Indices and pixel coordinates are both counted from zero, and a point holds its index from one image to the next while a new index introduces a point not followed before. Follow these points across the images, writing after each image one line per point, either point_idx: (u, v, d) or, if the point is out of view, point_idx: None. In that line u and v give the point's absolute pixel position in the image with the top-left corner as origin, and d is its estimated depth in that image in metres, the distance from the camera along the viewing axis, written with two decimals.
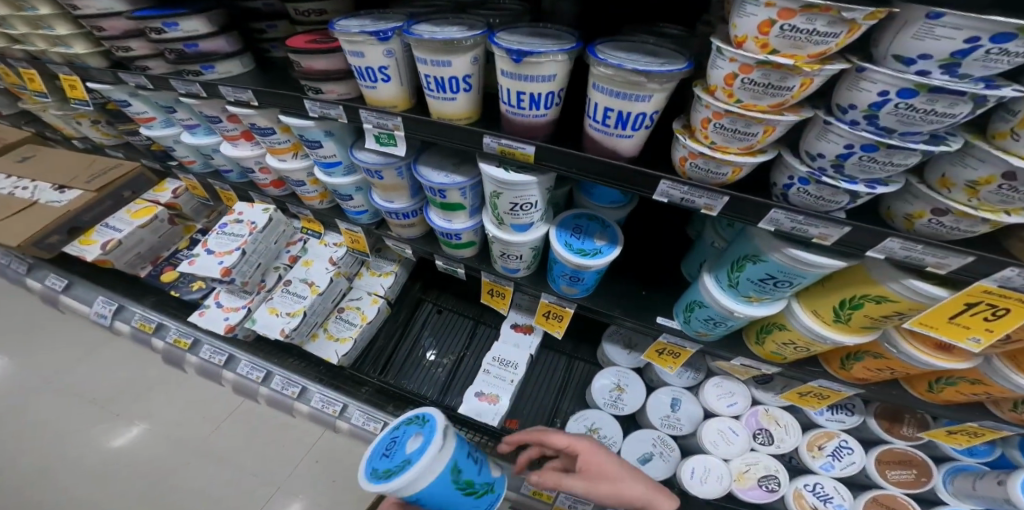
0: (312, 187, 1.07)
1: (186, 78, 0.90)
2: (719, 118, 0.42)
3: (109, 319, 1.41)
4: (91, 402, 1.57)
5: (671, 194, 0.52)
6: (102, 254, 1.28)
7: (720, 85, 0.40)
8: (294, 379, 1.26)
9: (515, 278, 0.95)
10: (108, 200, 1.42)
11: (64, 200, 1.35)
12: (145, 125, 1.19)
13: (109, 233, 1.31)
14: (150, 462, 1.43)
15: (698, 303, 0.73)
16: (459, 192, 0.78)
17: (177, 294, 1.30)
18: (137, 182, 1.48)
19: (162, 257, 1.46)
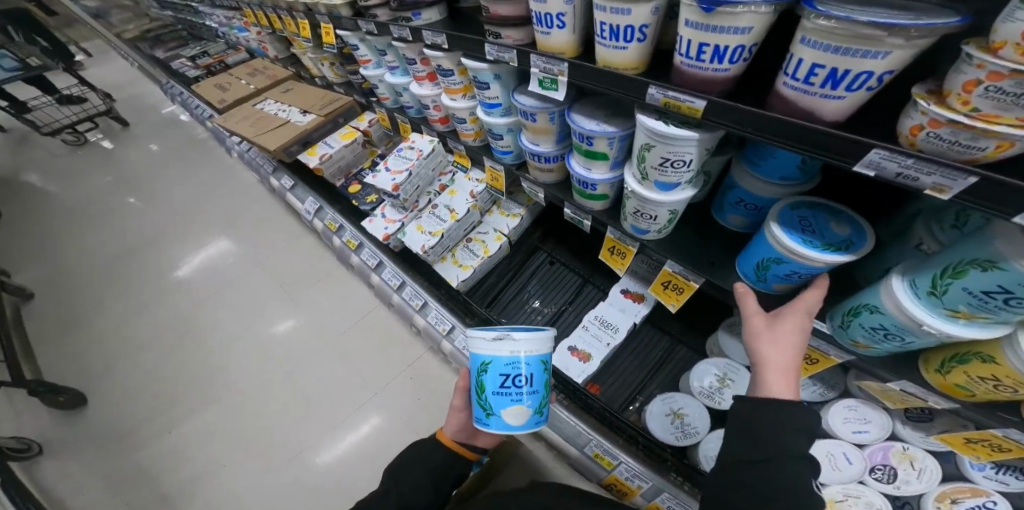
0: (470, 125, 1.18)
1: (400, 24, 1.04)
2: (997, 81, 0.33)
3: (313, 216, 1.83)
4: (292, 273, 2.14)
5: (884, 166, 0.44)
6: (319, 164, 1.64)
7: (1013, 40, 0.32)
8: (420, 293, 1.50)
9: (642, 239, 0.93)
10: (330, 124, 1.80)
11: (304, 121, 1.76)
12: (363, 66, 1.44)
13: (325, 148, 1.67)
14: (320, 327, 1.92)
15: (868, 306, 0.62)
16: (606, 141, 0.79)
17: (357, 203, 1.60)
18: (348, 111, 1.84)
19: (352, 171, 1.77)
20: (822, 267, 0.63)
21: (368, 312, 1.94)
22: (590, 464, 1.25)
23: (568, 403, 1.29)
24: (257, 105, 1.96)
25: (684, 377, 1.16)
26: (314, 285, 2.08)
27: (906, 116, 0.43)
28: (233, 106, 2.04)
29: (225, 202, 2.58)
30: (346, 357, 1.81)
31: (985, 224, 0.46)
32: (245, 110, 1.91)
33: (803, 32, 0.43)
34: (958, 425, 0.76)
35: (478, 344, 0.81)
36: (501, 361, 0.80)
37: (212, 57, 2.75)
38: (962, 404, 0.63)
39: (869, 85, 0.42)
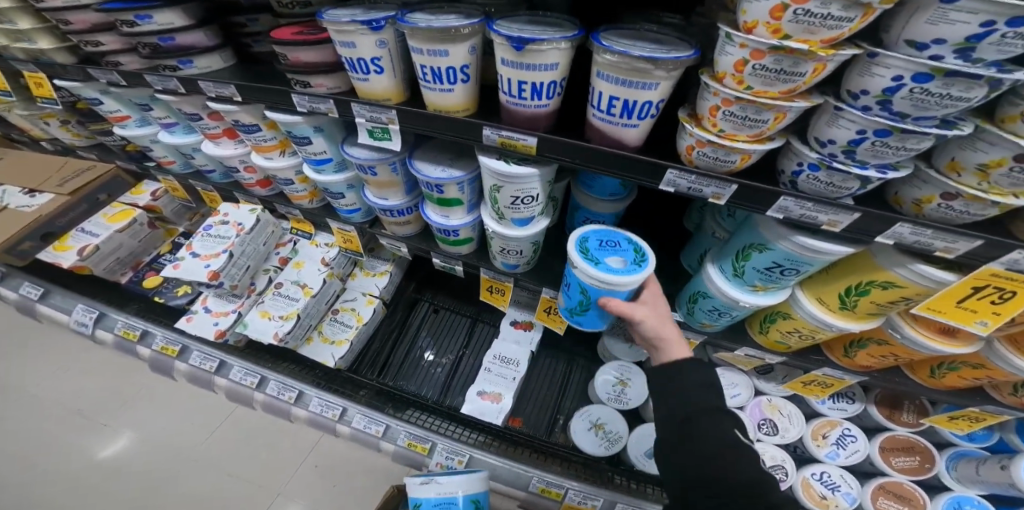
0: (300, 186, 1.05)
1: (163, 73, 0.88)
2: (728, 105, 0.41)
3: (91, 328, 1.41)
4: (78, 412, 1.52)
5: (678, 183, 0.51)
6: (76, 261, 1.31)
7: (730, 72, 0.39)
8: (292, 383, 1.20)
9: (514, 274, 0.94)
10: (84, 203, 1.46)
11: (36, 204, 1.39)
12: (117, 123, 1.18)
13: (83, 238, 1.35)
14: (136, 474, 1.38)
15: (701, 293, 0.74)
16: (456, 187, 0.76)
17: (162, 299, 1.31)
18: (112, 183, 1.54)
19: (144, 261, 1.51)
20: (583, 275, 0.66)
21: (212, 430, 1.46)
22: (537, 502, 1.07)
23: (494, 444, 1.13)
24: None
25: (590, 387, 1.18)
26: (117, 412, 1.51)
27: (680, 139, 0.50)
28: None
29: None
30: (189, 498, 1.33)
31: (748, 217, 0.60)
32: None
33: (598, 68, 0.46)
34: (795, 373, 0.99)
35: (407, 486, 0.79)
36: (429, 502, 0.75)
37: None
38: (783, 355, 0.78)
39: (652, 113, 0.48)
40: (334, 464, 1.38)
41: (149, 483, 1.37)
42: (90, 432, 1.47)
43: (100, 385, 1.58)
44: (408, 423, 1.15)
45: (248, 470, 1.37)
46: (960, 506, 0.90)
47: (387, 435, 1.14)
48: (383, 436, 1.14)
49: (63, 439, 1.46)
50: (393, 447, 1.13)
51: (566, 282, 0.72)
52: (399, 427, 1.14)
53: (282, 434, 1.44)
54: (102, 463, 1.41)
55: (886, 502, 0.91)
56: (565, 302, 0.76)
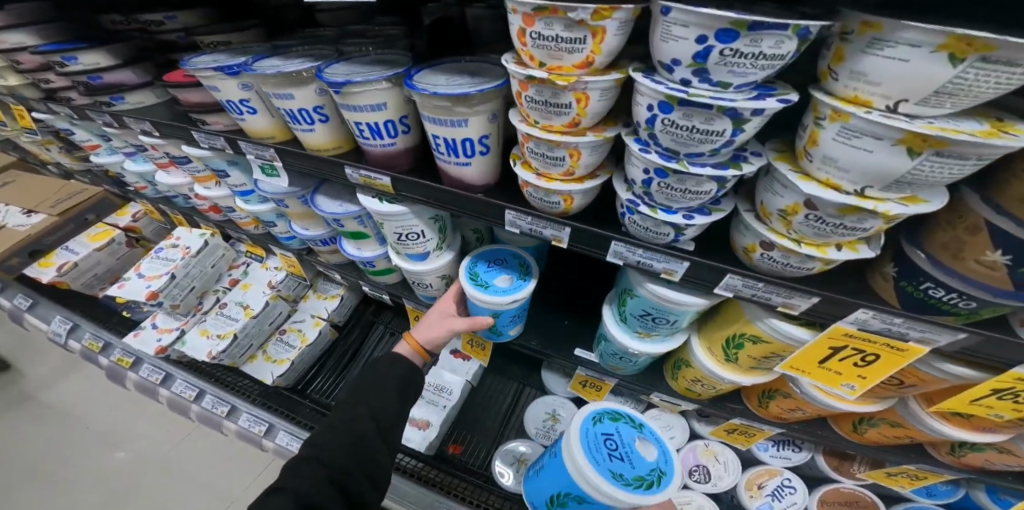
0: (243, 213, 1.06)
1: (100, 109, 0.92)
2: (528, 141, 0.38)
3: (64, 338, 1.37)
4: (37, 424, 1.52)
5: (519, 224, 0.48)
6: (56, 277, 1.25)
7: (519, 104, 0.36)
8: (226, 397, 1.21)
9: (433, 304, 0.91)
10: (71, 224, 1.41)
11: (29, 224, 1.35)
12: (92, 153, 1.24)
13: (65, 255, 1.29)
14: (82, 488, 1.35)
15: (603, 334, 0.70)
16: (356, 221, 0.75)
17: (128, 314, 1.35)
18: (102, 205, 1.50)
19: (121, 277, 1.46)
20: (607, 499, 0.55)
21: (159, 448, 1.41)
22: None
23: (424, 472, 1.06)
24: None
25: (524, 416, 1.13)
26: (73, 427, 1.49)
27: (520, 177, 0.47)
28: None
29: None
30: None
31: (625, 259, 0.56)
32: None
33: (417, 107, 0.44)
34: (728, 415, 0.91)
35: (481, 302, 0.66)
36: (511, 311, 0.69)
37: None
38: (697, 403, 0.73)
39: (480, 149, 0.45)
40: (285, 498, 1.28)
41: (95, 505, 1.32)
42: (48, 454, 1.43)
43: (66, 394, 1.59)
44: None
45: (211, 490, 1.31)
46: None
47: None
48: None
49: (18, 460, 1.43)
50: None
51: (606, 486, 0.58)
52: None
53: (232, 456, 1.38)
54: (54, 484, 1.37)
55: None
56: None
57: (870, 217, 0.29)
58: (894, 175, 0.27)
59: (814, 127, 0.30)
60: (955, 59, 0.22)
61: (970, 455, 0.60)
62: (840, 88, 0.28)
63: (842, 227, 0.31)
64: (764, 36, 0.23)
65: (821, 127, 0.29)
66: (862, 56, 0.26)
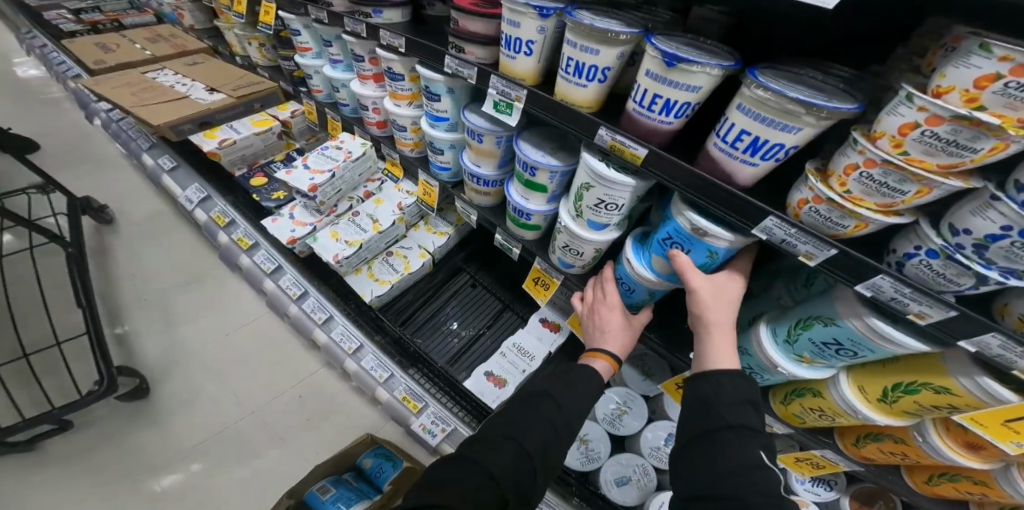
0: (410, 135, 1.13)
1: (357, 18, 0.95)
2: (870, 167, 0.40)
3: (194, 206, 1.52)
4: (154, 267, 1.76)
5: (774, 231, 0.52)
6: (216, 149, 1.40)
7: (890, 132, 0.38)
8: (325, 307, 1.36)
9: (566, 273, 0.95)
10: (242, 108, 1.54)
11: (210, 99, 1.50)
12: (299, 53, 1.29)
13: (229, 132, 1.44)
14: (183, 335, 1.59)
15: (742, 349, 0.76)
16: (548, 175, 0.80)
17: (258, 199, 1.42)
18: (269, 98, 1.61)
19: (259, 162, 1.56)
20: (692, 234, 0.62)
21: (245, 324, 1.64)
22: None
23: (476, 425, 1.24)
24: (148, 73, 1.63)
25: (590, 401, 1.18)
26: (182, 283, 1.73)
27: (797, 190, 0.50)
28: (113, 69, 1.67)
29: (79, 173, 2.07)
30: (212, 373, 1.50)
31: (829, 288, 0.59)
32: (129, 75, 1.57)
33: (741, 100, 0.46)
34: (792, 448, 0.97)
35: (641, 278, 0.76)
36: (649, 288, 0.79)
37: (104, 13, 2.22)
38: (793, 429, 0.80)
39: (778, 156, 0.48)
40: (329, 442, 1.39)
41: (175, 392, 1.46)
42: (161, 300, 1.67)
43: (181, 247, 1.83)
44: (410, 380, 1.30)
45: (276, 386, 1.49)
46: None
47: (387, 384, 1.29)
48: (383, 383, 1.30)
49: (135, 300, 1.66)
50: (388, 395, 1.29)
51: (681, 245, 0.65)
52: (400, 380, 1.30)
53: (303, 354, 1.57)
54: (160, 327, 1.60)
55: None
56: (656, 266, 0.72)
57: None
58: None
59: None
60: None
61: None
62: None
63: None
64: None
65: None
66: None
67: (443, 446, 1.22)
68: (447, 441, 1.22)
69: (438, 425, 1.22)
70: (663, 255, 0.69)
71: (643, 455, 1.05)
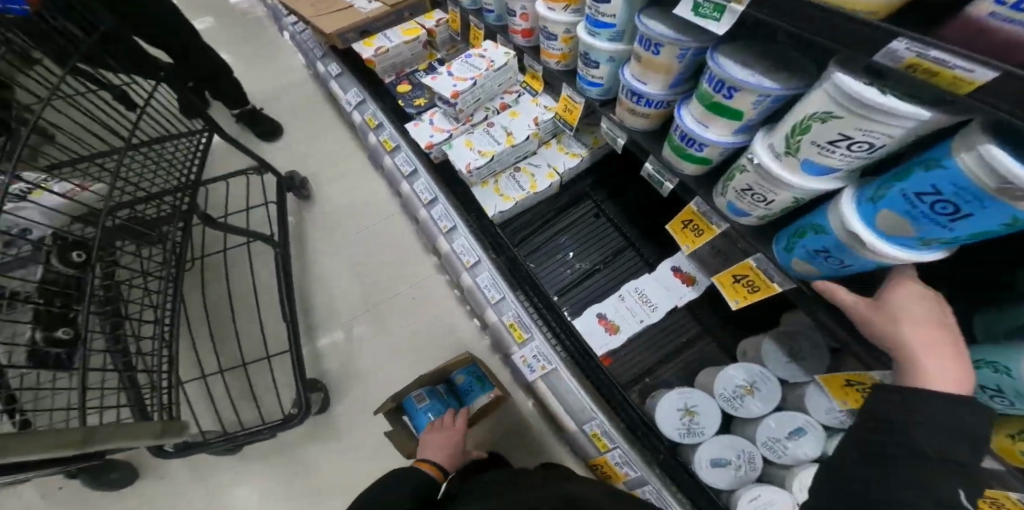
0: (559, 44, 1.04)
1: None
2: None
3: (352, 107, 1.67)
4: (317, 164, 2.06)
5: None
6: (372, 57, 1.46)
7: None
8: (450, 217, 1.43)
9: (738, 223, 0.86)
10: (394, 17, 1.55)
11: (369, 8, 1.52)
12: None
13: (383, 41, 1.47)
14: (338, 227, 1.89)
15: (992, 362, 0.54)
16: (755, 100, 0.69)
17: (403, 104, 1.48)
18: (416, 7, 1.57)
19: (405, 72, 1.58)
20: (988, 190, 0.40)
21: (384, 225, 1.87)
22: (583, 441, 1.21)
23: (576, 369, 1.22)
24: None
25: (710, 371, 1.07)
26: (339, 181, 2.01)
27: None
28: None
29: (263, 71, 2.40)
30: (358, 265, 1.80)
31: None
32: None
33: None
34: None
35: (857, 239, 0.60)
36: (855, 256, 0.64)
37: None
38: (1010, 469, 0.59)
39: None
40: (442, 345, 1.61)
41: (332, 272, 1.79)
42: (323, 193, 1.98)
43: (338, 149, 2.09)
44: (518, 307, 1.31)
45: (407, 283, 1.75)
46: None
47: (499, 306, 1.34)
48: (494, 304, 1.35)
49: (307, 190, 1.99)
50: (497, 318, 1.35)
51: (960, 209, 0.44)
52: (510, 305, 1.33)
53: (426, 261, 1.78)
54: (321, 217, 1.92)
55: None
56: (891, 218, 0.55)
57: None
58: None
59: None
60: None
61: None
62: None
63: None
64: None
65: None
66: None
67: (537, 382, 1.28)
68: (544, 378, 1.26)
69: (539, 361, 1.25)
70: (906, 212, 0.52)
71: (754, 443, 0.94)
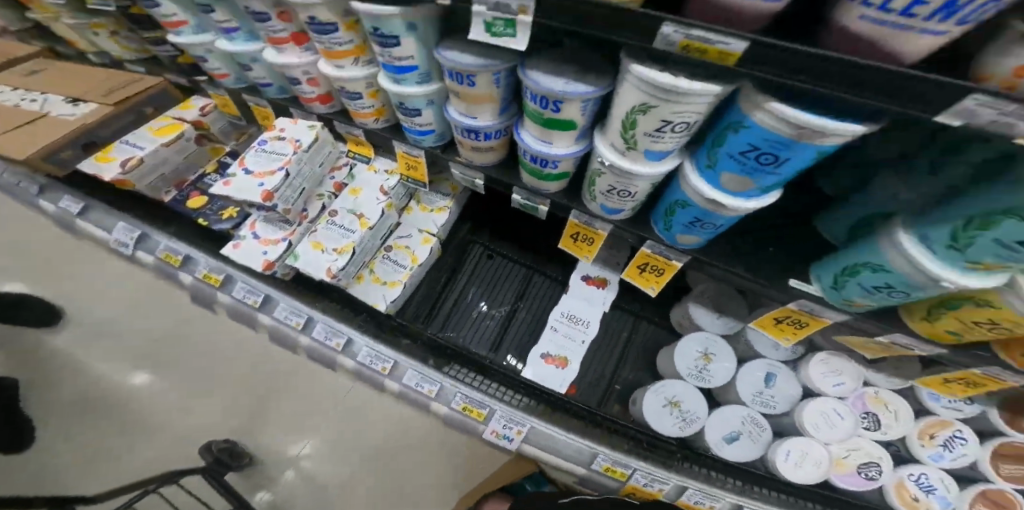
0: (367, 102, 0.85)
1: None
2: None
3: (132, 248, 1.31)
4: (161, 337, 1.71)
5: (977, 114, 0.35)
6: (122, 174, 1.14)
7: None
8: (338, 329, 1.18)
9: (613, 220, 0.82)
10: (129, 115, 1.28)
11: (78, 113, 1.19)
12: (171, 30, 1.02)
13: (128, 151, 1.17)
14: (230, 395, 1.61)
15: (868, 264, 0.60)
16: (578, 105, 0.58)
17: (205, 221, 1.19)
18: (160, 98, 1.33)
19: (189, 181, 1.29)
20: (799, 134, 0.45)
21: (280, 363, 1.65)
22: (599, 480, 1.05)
23: (550, 416, 1.07)
24: None
25: (665, 357, 1.09)
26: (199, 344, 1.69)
27: None
28: None
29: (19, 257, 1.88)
30: (276, 419, 1.57)
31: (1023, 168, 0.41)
32: None
33: None
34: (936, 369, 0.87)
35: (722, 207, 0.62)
36: (725, 218, 0.66)
37: None
38: (946, 348, 0.68)
39: (975, 20, 0.30)
40: (425, 443, 1.53)
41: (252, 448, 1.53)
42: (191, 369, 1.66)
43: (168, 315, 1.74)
44: (463, 387, 1.11)
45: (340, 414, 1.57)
46: None
47: (441, 396, 1.11)
48: (435, 397, 1.12)
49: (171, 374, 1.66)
50: (447, 409, 1.11)
51: (778, 156, 0.50)
52: (452, 389, 1.12)
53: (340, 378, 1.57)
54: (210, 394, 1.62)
55: None
56: (733, 178, 0.58)
57: None
58: None
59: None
60: None
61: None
62: None
63: None
64: None
65: None
66: None
67: (523, 448, 1.07)
68: (527, 442, 1.06)
69: (511, 427, 1.06)
70: (741, 171, 0.55)
71: (747, 405, 0.99)
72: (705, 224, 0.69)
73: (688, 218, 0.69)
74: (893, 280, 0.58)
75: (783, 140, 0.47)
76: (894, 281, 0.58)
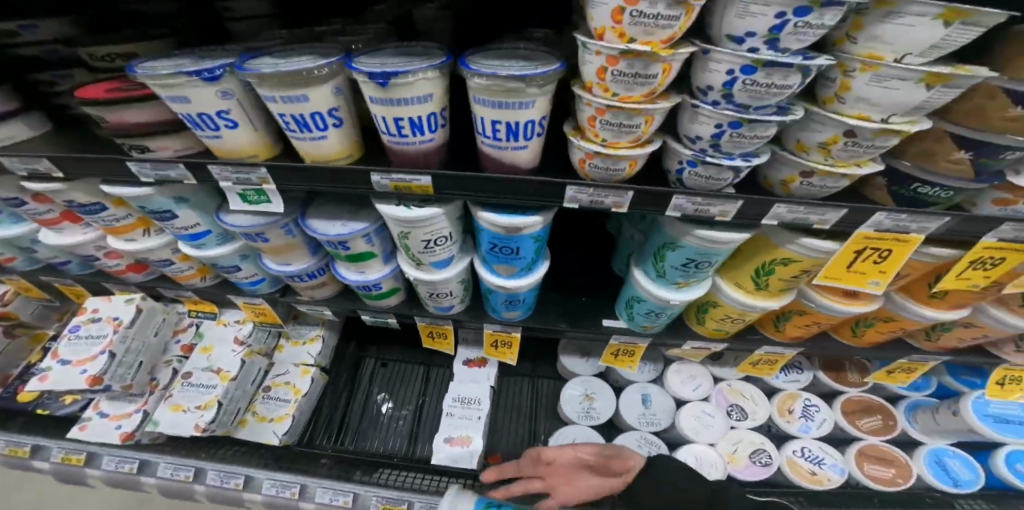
0: (182, 264, 0.92)
1: None
2: (603, 114, 0.41)
3: None
4: None
5: (580, 198, 0.50)
6: None
7: (595, 81, 0.39)
8: (234, 468, 1.04)
9: (450, 315, 0.89)
10: None
11: None
12: None
13: None
14: None
15: (635, 298, 0.75)
16: (363, 240, 0.68)
17: (46, 410, 1.15)
18: None
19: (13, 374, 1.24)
20: (512, 232, 0.57)
21: None
22: None
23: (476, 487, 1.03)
24: None
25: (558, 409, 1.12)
26: None
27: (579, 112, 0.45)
28: None
29: None
30: None
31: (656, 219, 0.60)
32: None
33: (471, 93, 0.43)
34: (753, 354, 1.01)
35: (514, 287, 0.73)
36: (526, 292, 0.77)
37: None
38: (723, 340, 0.81)
39: (537, 131, 0.47)
40: None
41: None
42: None
43: None
44: (380, 487, 1.02)
45: None
46: (940, 458, 0.98)
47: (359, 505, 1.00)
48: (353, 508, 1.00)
49: None
50: None
51: (512, 247, 0.62)
52: (370, 493, 1.02)
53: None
54: None
55: (871, 467, 0.95)
56: (504, 267, 0.68)
57: (894, 136, 0.40)
58: (932, 40, 0.34)
59: (843, 77, 0.39)
60: (949, 22, 0.32)
61: (944, 335, 0.76)
62: (858, 48, 0.37)
63: (873, 145, 0.41)
64: (831, 10, 0.31)
65: (852, 77, 0.38)
66: (878, 22, 0.35)
67: None
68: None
69: None
70: (503, 261, 0.66)
71: (637, 427, 1.02)
72: (516, 300, 0.79)
73: (500, 299, 0.79)
74: (650, 306, 0.73)
75: (508, 237, 0.59)
76: (650, 306, 0.73)
